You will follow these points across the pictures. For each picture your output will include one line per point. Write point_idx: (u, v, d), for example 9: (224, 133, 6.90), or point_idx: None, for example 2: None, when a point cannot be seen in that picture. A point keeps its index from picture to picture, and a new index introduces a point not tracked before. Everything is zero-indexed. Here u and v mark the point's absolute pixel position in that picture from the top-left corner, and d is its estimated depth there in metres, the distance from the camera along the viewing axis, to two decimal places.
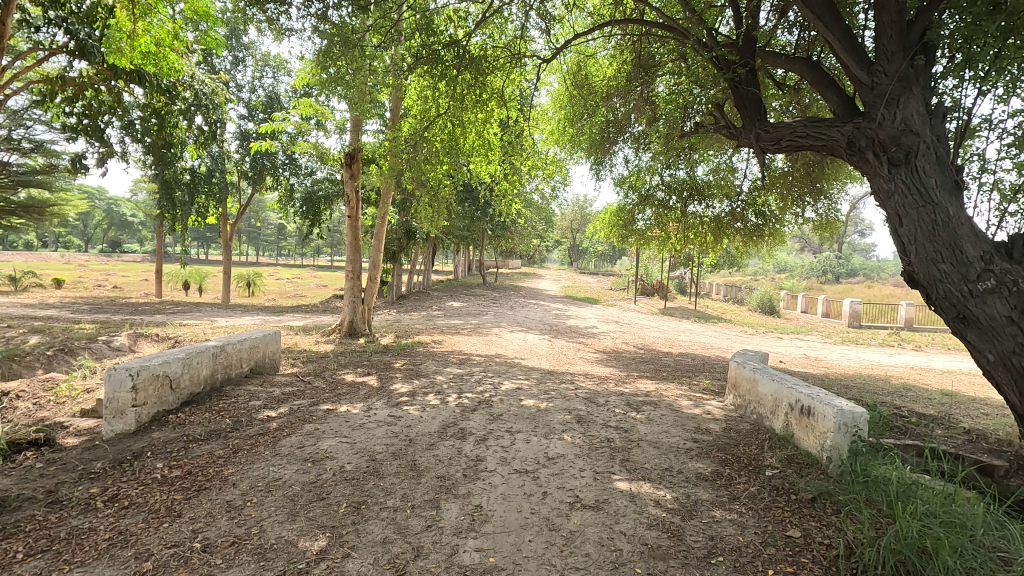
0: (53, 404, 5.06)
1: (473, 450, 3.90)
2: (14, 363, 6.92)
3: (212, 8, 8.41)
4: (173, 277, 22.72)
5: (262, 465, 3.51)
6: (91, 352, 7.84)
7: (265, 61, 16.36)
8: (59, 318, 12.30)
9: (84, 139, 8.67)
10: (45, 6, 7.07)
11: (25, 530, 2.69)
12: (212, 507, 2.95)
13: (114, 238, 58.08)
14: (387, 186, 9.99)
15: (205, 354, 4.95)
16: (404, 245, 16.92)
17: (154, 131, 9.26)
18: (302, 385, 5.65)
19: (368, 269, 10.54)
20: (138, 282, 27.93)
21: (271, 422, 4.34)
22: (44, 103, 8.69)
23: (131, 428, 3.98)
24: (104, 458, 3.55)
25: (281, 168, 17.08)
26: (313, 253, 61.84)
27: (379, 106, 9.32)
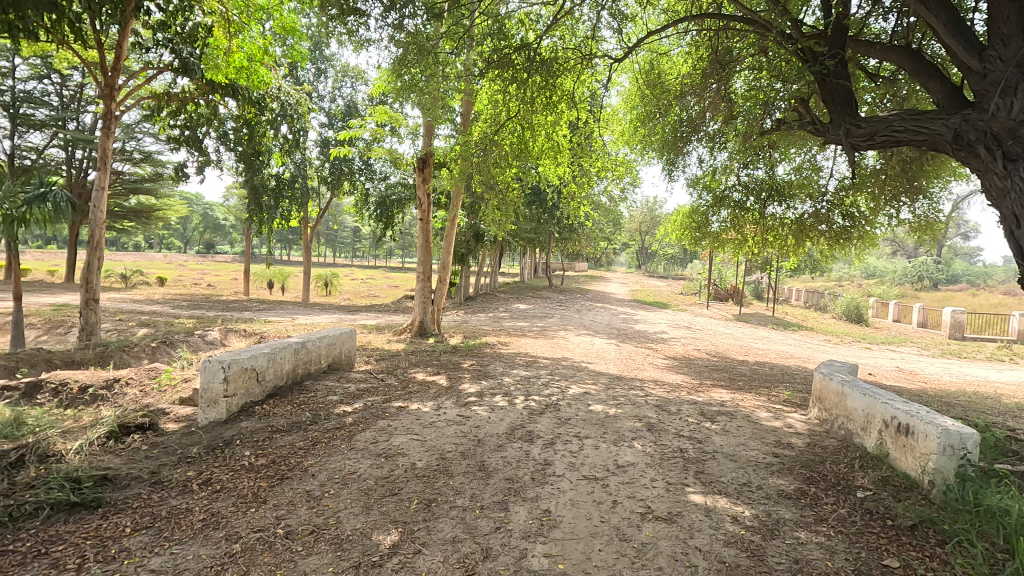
0: (156, 392, 5.55)
1: (541, 453, 3.88)
2: (124, 354, 7.67)
3: (298, 23, 8.93)
4: (260, 277, 24.36)
5: (338, 458, 3.65)
6: (188, 345, 8.56)
7: (345, 72, 17.20)
8: (162, 314, 13.45)
9: (185, 149, 9.49)
10: (156, 29, 7.87)
11: (133, 506, 2.95)
12: (294, 496, 3.10)
13: (209, 240, 63.06)
14: (457, 190, 10.18)
15: (288, 350, 5.24)
16: (472, 247, 17.20)
17: (246, 140, 9.97)
18: (376, 382, 5.86)
19: (438, 271, 10.79)
20: (229, 281, 30.14)
21: (347, 417, 4.52)
22: (152, 117, 9.56)
23: (222, 417, 4.28)
24: (199, 444, 3.83)
25: (359, 173, 17.88)
26: (386, 254, 64.25)
27: (451, 111, 9.55)
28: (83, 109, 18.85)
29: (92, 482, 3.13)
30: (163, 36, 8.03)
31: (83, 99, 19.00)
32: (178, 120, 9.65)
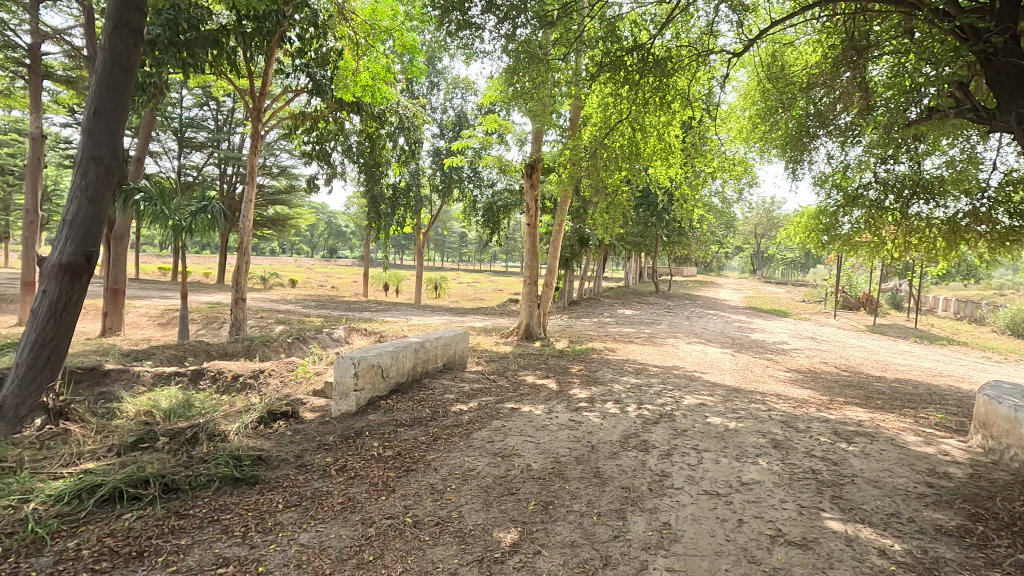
0: (294, 383, 6.16)
1: (658, 464, 3.77)
2: (267, 348, 8.60)
3: (417, 41, 9.48)
4: (378, 280, 26.10)
5: (458, 454, 3.82)
6: (318, 342, 9.40)
7: (455, 84, 17.95)
8: (295, 313, 14.88)
9: (316, 163, 10.44)
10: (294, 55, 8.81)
11: (283, 485, 3.29)
12: (419, 487, 3.29)
13: (332, 245, 68.79)
14: (565, 194, 10.20)
15: (409, 349, 5.56)
16: (577, 252, 17.15)
17: (368, 152, 10.75)
18: (488, 383, 6.04)
19: (545, 275, 10.89)
20: (350, 283, 32.64)
21: (464, 415, 4.70)
22: (290, 135, 10.62)
23: (352, 409, 4.64)
24: (335, 433, 4.18)
25: (468, 181, 18.51)
26: (491, 258, 66.00)
27: (559, 116, 9.62)
28: (233, 130, 21.43)
29: (250, 460, 3.54)
30: (301, 62, 8.92)
31: (233, 122, 21.60)
32: (310, 137, 10.58)
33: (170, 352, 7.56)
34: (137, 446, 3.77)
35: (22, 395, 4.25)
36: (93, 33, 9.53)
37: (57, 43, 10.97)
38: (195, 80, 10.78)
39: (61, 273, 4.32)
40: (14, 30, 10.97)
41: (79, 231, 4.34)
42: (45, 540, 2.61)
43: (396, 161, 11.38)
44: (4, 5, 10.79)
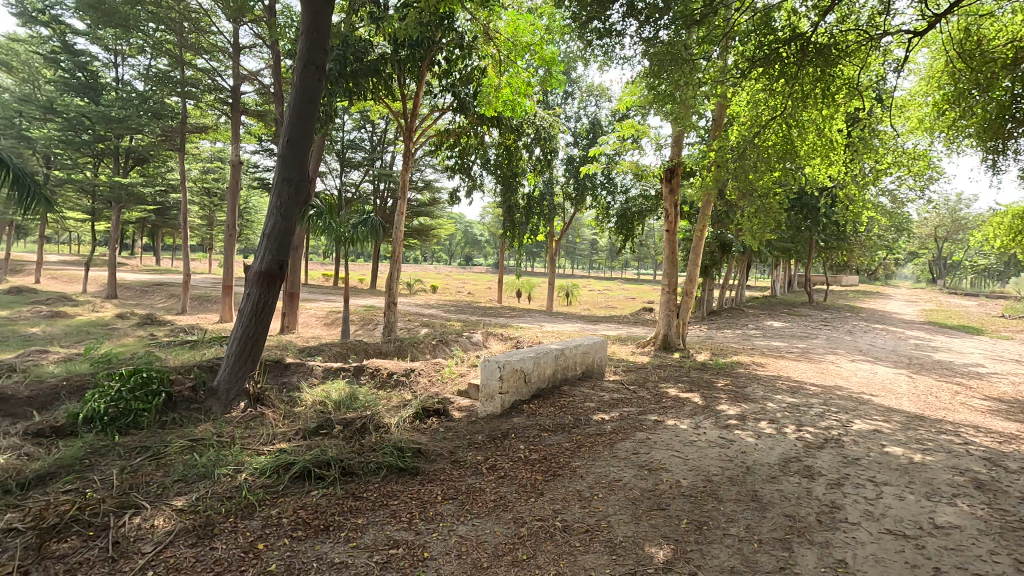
0: (440, 383, 6.57)
1: (827, 493, 3.41)
2: (415, 348, 9.30)
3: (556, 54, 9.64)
4: (511, 286, 26.93)
5: (603, 464, 3.79)
6: (460, 345, 9.95)
7: (590, 91, 17.96)
8: (437, 317, 15.88)
9: (459, 176, 11.06)
10: (442, 77, 9.47)
11: (440, 478, 3.53)
12: (566, 493, 3.32)
13: (468, 253, 72.34)
14: (708, 198, 9.67)
15: (549, 355, 5.64)
16: (718, 259, 16.16)
17: (505, 163, 11.09)
18: (628, 393, 5.92)
19: (684, 283, 10.42)
20: (485, 289, 34.05)
21: (606, 424, 4.67)
22: (437, 150, 11.36)
23: (497, 411, 4.84)
24: (483, 433, 4.39)
25: (601, 188, 18.32)
26: (622, 266, 64.69)
27: (702, 116, 9.16)
28: (385, 150, 23.53)
29: (411, 452, 3.86)
30: (448, 82, 9.54)
31: (385, 142, 23.74)
32: (454, 151, 11.18)
33: (336, 350, 8.51)
34: (318, 432, 4.30)
35: (231, 381, 5.06)
36: (280, 73, 11.10)
37: (253, 83, 12.94)
38: (357, 107, 12.03)
39: (260, 279, 5.08)
40: (221, 75, 13.11)
41: (275, 243, 5.07)
42: (254, 505, 3.09)
43: (532, 171, 11.58)
44: (215, 56, 13.00)
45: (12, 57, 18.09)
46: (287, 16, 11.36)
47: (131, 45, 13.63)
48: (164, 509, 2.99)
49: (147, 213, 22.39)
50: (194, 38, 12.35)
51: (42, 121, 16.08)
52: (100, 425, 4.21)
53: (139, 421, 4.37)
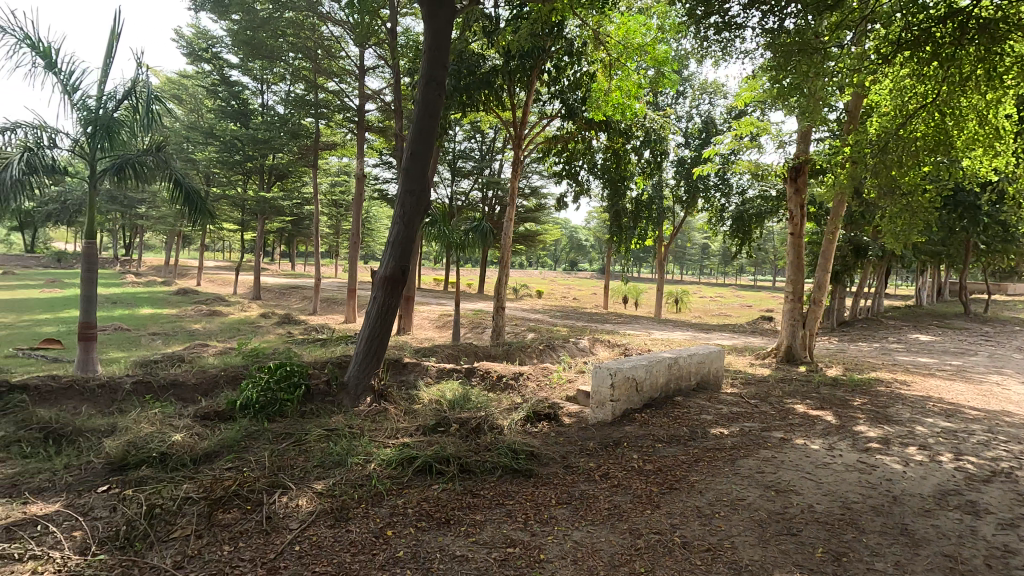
0: (549, 388, 6.61)
1: (997, 535, 2.96)
2: (523, 352, 9.45)
3: (669, 53, 9.31)
4: (617, 292, 26.42)
5: (724, 480, 3.59)
6: (566, 350, 9.95)
7: (703, 89, 17.16)
8: (543, 322, 16.00)
9: (566, 182, 11.04)
10: (550, 84, 9.53)
11: (554, 482, 3.55)
12: (685, 508, 3.19)
13: (573, 259, 72.12)
14: (841, 198, 8.80)
15: (662, 364, 5.46)
16: (851, 264, 14.65)
17: (612, 168, 10.70)
18: (749, 407, 5.55)
19: (812, 291, 9.57)
20: (590, 295, 33.73)
21: (726, 439, 4.42)
22: (544, 157, 11.43)
23: (608, 418, 4.78)
24: (595, 440, 4.35)
25: (715, 190, 17.32)
26: (737, 271, 60.89)
27: (833, 109, 8.37)
28: (493, 158, 24.21)
29: (524, 455, 3.92)
30: (557, 89, 9.58)
31: (494, 150, 24.44)
32: (561, 157, 11.08)
33: (448, 351, 8.89)
34: (436, 429, 4.53)
35: (359, 377, 5.46)
36: (400, 90, 11.84)
37: (375, 102, 13.95)
38: (469, 118, 12.49)
39: (385, 284, 5.45)
40: (348, 95, 14.28)
41: (398, 250, 5.41)
42: (382, 494, 3.32)
43: (641, 174, 11.01)
44: (344, 79, 14.19)
45: (183, 91, 21.07)
46: (407, 37, 12.12)
47: (275, 74, 15.30)
48: (307, 491, 3.32)
49: (285, 223, 24.96)
50: (326, 63, 13.57)
51: (204, 145, 18.53)
52: (252, 411, 4.78)
53: (283, 410, 4.89)
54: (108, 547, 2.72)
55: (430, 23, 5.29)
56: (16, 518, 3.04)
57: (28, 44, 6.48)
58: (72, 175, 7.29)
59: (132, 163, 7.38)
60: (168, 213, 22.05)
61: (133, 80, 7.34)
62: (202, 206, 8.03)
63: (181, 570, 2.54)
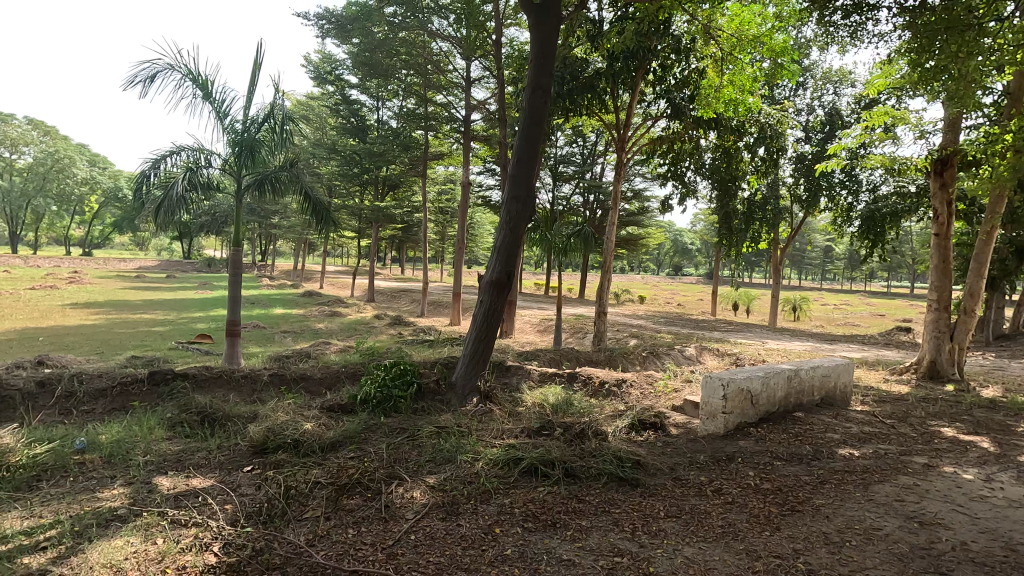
0: (654, 396, 6.41)
1: None
2: (626, 359, 9.26)
3: (788, 42, 8.68)
4: (727, 298, 24.99)
5: (855, 507, 3.27)
6: (672, 358, 9.59)
7: (826, 78, 15.81)
8: (646, 328, 15.56)
9: (672, 184, 10.66)
10: (656, 84, 9.27)
11: (662, 494, 3.45)
12: (809, 532, 2.95)
13: (678, 263, 69.39)
14: (1001, 193, 7.65)
15: (781, 376, 5.07)
16: (1013, 268, 12.66)
17: (723, 168, 10.14)
18: (884, 428, 5.00)
19: (963, 298, 8.40)
20: (697, 301, 32.20)
21: (857, 462, 4.02)
22: (649, 159, 11.12)
23: (720, 431, 4.55)
24: (706, 453, 4.16)
25: (840, 187, 15.80)
26: (867, 277, 55.05)
27: (990, 90, 7.33)
28: (595, 162, 24.01)
29: (630, 463, 3.85)
30: (663, 89, 9.30)
31: (595, 154, 24.24)
32: (666, 158, 10.72)
33: (550, 355, 8.94)
34: (541, 432, 4.58)
35: (466, 378, 5.66)
36: (505, 99, 12.13)
37: (481, 111, 14.43)
38: (572, 123, 12.50)
39: (492, 288, 5.61)
40: (455, 107, 14.92)
41: (504, 255, 5.54)
42: (490, 493, 3.43)
43: (754, 173, 10.34)
44: (452, 91, 14.83)
45: (310, 111, 23.22)
46: (511, 46, 12.41)
47: (390, 91, 16.36)
48: (420, 484, 3.51)
49: (397, 230, 26.53)
50: (436, 77, 14.27)
51: (328, 160, 20.25)
52: (371, 406, 5.14)
53: (398, 406, 5.20)
54: (253, 521, 3.06)
55: (536, 33, 5.39)
56: (181, 489, 3.51)
57: (191, 77, 7.49)
58: (223, 190, 8.31)
59: (270, 178, 8.29)
60: (296, 223, 24.33)
61: (272, 104, 8.20)
62: (326, 215, 8.91)
63: (313, 547, 2.79)
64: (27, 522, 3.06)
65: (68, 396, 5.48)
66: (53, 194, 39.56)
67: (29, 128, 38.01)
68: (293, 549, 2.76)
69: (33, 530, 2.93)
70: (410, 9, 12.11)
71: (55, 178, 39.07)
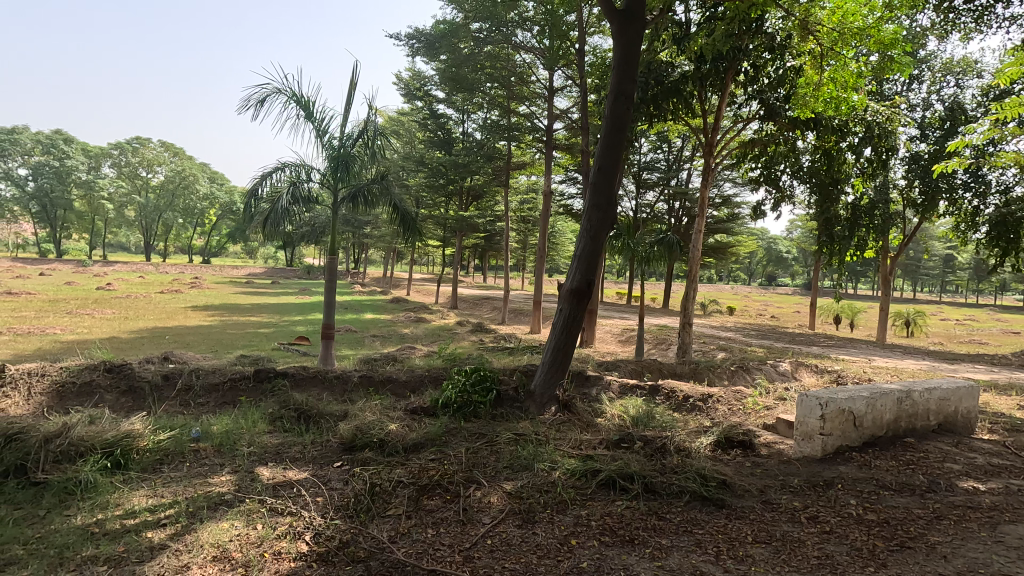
0: (742, 413, 6.06)
1: None
2: (712, 373, 8.85)
3: (899, 32, 7.93)
4: (828, 311, 23.18)
5: (980, 548, 2.90)
6: (763, 373, 9.03)
7: (946, 69, 14.32)
8: (736, 341, 14.77)
9: (764, 188, 10.07)
10: (747, 84, 8.82)
11: (751, 517, 3.25)
12: (922, 572, 2.66)
13: (772, 272, 65.45)
14: None
15: (890, 397, 4.61)
16: None
17: (823, 171, 9.40)
18: (1018, 461, 4.38)
19: None
20: (793, 313, 30.10)
21: (983, 497, 3.57)
22: (740, 164, 10.56)
23: (817, 453, 4.22)
24: (800, 477, 3.87)
25: (964, 189, 14.20)
26: (998, 289, 48.88)
27: None
28: (681, 168, 23.24)
29: (715, 482, 3.66)
30: (755, 90, 8.84)
31: (682, 160, 23.50)
32: (759, 162, 10.15)
33: (631, 366, 8.73)
34: (620, 444, 4.48)
35: (545, 387, 5.65)
36: (587, 107, 12.08)
37: (563, 120, 14.46)
38: (656, 128, 12.21)
39: (572, 296, 5.57)
40: (537, 117, 15.06)
41: (585, 263, 5.49)
42: (567, 502, 3.40)
43: (859, 175, 9.51)
44: (535, 102, 15.00)
45: (401, 127, 24.40)
46: (595, 54, 12.37)
47: (474, 105, 16.86)
48: (498, 490, 3.55)
49: (480, 239, 27.15)
50: (519, 89, 14.52)
51: (416, 172, 21.16)
52: (452, 410, 5.28)
53: (477, 411, 5.31)
54: (341, 514, 3.23)
55: (620, 40, 5.32)
56: (279, 479, 3.79)
57: (294, 100, 8.13)
58: (321, 203, 8.92)
59: (363, 191, 8.76)
60: (386, 232, 25.56)
61: (365, 121, 8.71)
62: (413, 224, 9.29)
63: (394, 543, 2.90)
64: (151, 501, 3.43)
65: (187, 390, 6.09)
66: (180, 208, 44.40)
67: (162, 150, 42.95)
68: (376, 544, 2.88)
69: (155, 508, 3.28)
70: (495, 24, 12.46)
71: (181, 194, 43.85)
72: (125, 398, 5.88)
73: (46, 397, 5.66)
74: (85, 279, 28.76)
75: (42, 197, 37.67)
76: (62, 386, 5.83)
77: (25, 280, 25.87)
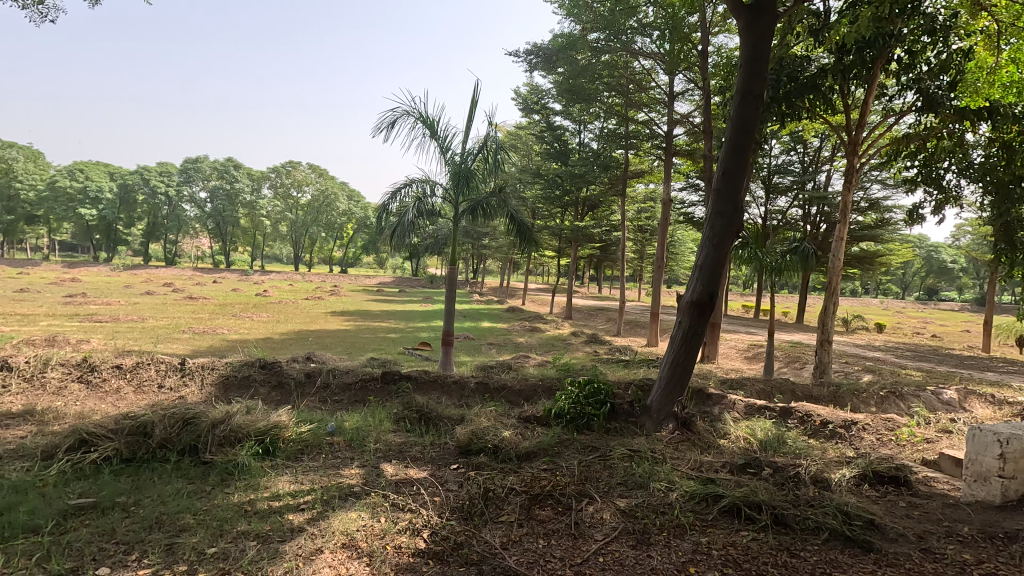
0: (894, 445, 5.32)
1: None
2: (855, 397, 7.91)
3: None
4: (1008, 331, 19.66)
5: None
6: (922, 401, 7.86)
7: None
8: (886, 362, 13.07)
9: (923, 189, 8.82)
10: (898, 73, 7.82)
11: (907, 566, 2.82)
12: None
13: (932, 285, 57.32)
14: None
15: None
16: None
17: (1001, 166, 7.99)
18: None
19: None
20: (961, 333, 25.98)
21: None
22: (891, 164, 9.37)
23: (995, 500, 3.57)
24: (971, 525, 3.30)
25: None
26: None
27: None
28: (818, 169, 21.25)
29: (861, 522, 3.24)
30: (908, 78, 7.82)
31: (819, 161, 21.47)
32: (916, 160, 8.92)
33: (760, 386, 8.07)
34: (746, 469, 4.14)
35: (663, 403, 5.39)
36: (710, 110, 11.46)
37: (685, 125, 13.86)
38: (789, 128, 11.28)
39: (692, 308, 5.26)
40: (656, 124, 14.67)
41: (706, 273, 5.16)
42: (686, 527, 3.21)
43: None
44: (654, 108, 14.59)
45: (519, 140, 25.04)
46: (720, 54, 11.79)
47: (591, 115, 16.84)
48: (611, 506, 3.45)
49: (596, 249, 26.95)
50: (638, 96, 14.24)
51: (532, 183, 21.57)
52: (565, 421, 5.27)
53: (591, 423, 5.23)
54: (457, 515, 3.35)
55: (747, 36, 4.99)
56: (401, 477, 4.01)
57: (421, 120, 8.68)
58: (443, 216, 9.41)
59: (482, 204, 9.11)
60: (504, 243, 26.26)
61: (486, 137, 9.07)
62: (529, 236, 9.45)
63: (506, 550, 2.93)
64: (293, 486, 3.82)
65: (325, 387, 6.71)
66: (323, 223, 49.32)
67: (310, 172, 48.09)
68: (488, 549, 2.93)
69: (296, 494, 3.64)
70: (613, 33, 12.35)
71: (325, 211, 48.82)
72: (275, 392, 6.64)
73: (215, 388, 6.57)
74: (247, 286, 32.91)
75: (216, 215, 43.69)
76: (226, 378, 6.72)
77: (202, 287, 30.11)
